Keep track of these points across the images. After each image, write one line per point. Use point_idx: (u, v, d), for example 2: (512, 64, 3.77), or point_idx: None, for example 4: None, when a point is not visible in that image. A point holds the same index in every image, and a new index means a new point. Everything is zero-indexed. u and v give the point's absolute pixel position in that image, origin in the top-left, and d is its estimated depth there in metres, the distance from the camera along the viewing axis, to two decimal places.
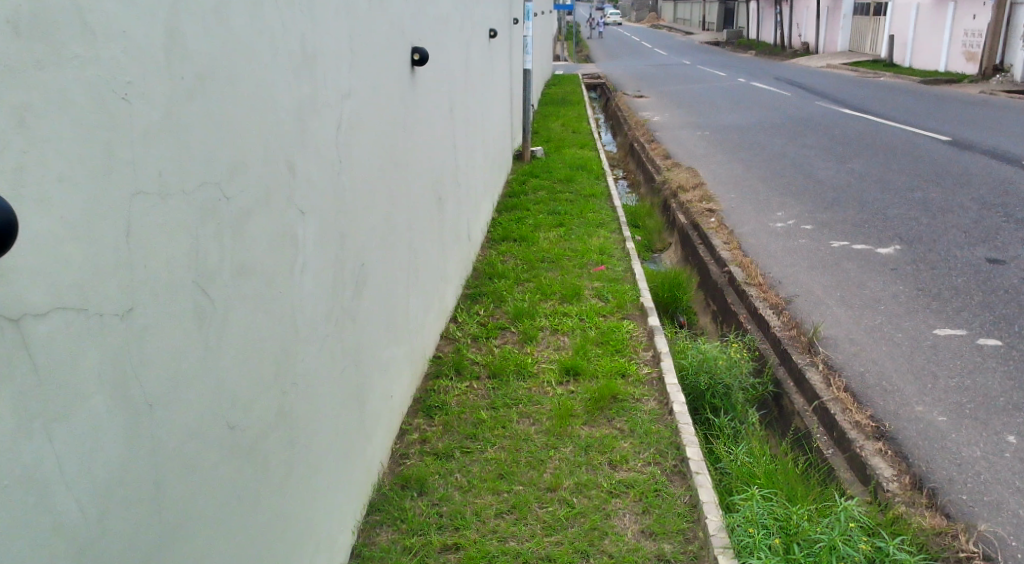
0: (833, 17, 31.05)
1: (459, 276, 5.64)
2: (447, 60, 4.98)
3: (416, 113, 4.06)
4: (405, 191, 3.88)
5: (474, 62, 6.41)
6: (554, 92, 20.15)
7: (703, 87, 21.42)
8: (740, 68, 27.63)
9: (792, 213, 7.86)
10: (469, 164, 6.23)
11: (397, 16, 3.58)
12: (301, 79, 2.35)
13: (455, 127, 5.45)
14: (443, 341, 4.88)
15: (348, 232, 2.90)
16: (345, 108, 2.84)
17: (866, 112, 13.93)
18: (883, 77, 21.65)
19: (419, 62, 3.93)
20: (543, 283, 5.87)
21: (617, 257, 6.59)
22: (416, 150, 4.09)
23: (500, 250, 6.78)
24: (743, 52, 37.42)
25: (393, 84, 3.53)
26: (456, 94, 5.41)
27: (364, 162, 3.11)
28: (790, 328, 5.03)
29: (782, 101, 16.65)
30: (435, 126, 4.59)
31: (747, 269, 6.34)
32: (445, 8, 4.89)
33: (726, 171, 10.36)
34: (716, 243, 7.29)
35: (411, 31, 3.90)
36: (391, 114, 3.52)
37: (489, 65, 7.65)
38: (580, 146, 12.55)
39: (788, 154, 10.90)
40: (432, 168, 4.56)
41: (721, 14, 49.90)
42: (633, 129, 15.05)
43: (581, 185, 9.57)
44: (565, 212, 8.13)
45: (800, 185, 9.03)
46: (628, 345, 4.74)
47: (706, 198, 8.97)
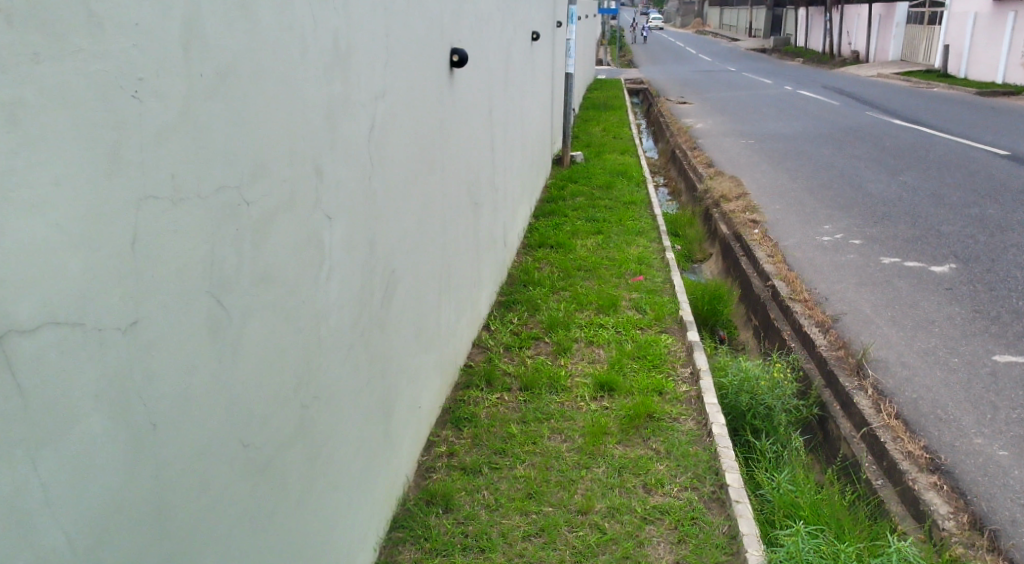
0: (884, 26, 30.37)
1: (494, 283, 5.52)
2: (487, 62, 4.88)
3: (453, 116, 3.95)
4: (440, 195, 3.77)
5: (516, 65, 6.30)
6: (596, 97, 19.98)
7: (749, 94, 21.07)
8: (787, 75, 27.14)
9: (840, 227, 7.61)
10: (507, 168, 6.12)
11: (436, 16, 3.48)
12: (332, 78, 2.24)
13: (493, 131, 5.34)
14: (475, 350, 4.76)
15: (379, 238, 2.79)
16: (379, 109, 2.74)
17: (919, 124, 13.54)
18: (937, 87, 21.07)
19: (458, 63, 3.83)
20: (579, 292, 5.73)
21: (656, 267, 6.41)
22: (453, 155, 3.99)
23: (536, 257, 6.65)
24: (790, 59, 36.83)
25: (431, 86, 3.43)
26: (496, 97, 5.31)
27: (398, 166, 3.00)
28: (837, 348, 4.81)
29: (830, 110, 16.27)
30: (473, 129, 4.48)
31: (792, 284, 6.13)
32: (487, 11, 4.79)
33: (771, 181, 10.10)
34: (759, 256, 7.07)
35: (450, 32, 3.80)
36: (428, 117, 3.41)
37: (531, 68, 7.54)
38: (621, 152, 12.37)
39: (836, 165, 10.60)
40: (469, 173, 4.45)
41: (769, 20, 49.21)
42: (675, 135, 14.81)
43: (621, 191, 9.40)
44: (604, 219, 7.97)
45: (849, 197, 8.75)
46: (665, 361, 4.57)
47: (750, 208, 8.74)
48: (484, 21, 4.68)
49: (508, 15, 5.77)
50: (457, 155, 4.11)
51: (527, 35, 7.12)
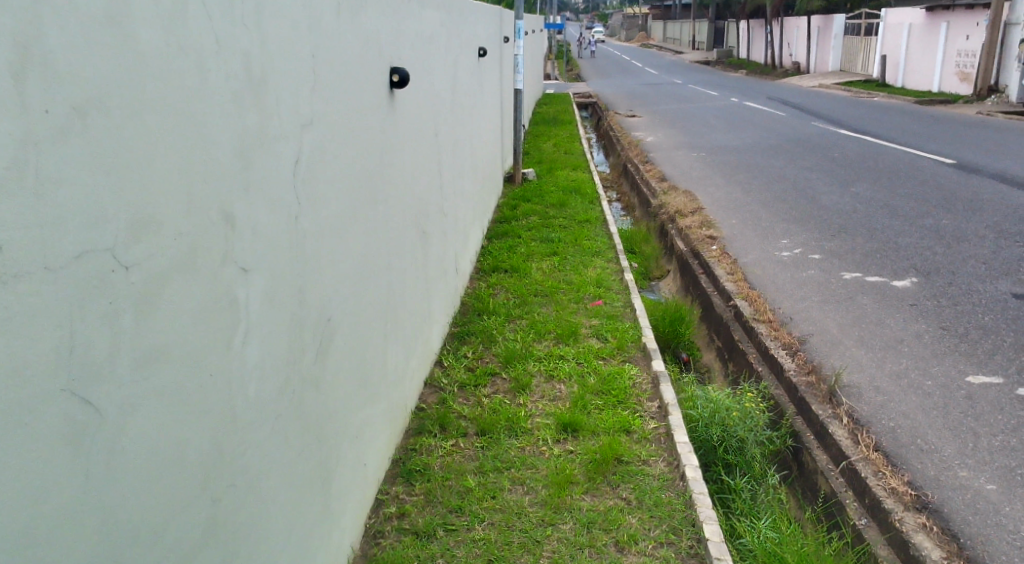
0: (823, 37, 31.00)
1: (445, 314, 5.19)
2: (431, 81, 4.57)
3: (395, 141, 3.63)
4: (382, 229, 3.44)
5: (462, 83, 6.02)
6: (546, 112, 19.87)
7: (697, 106, 21.19)
8: (732, 87, 27.48)
9: (798, 241, 7.48)
10: (456, 191, 5.81)
11: (371, 33, 3.16)
12: (244, 106, 1.91)
13: (441, 154, 5.04)
14: (427, 390, 4.42)
15: (311, 285, 2.45)
16: (306, 139, 2.41)
17: (865, 133, 13.65)
18: (878, 97, 21.47)
19: (398, 84, 3.51)
20: (536, 320, 5.44)
21: (615, 290, 6.17)
22: (396, 183, 3.66)
23: (490, 283, 6.34)
24: (734, 71, 37.41)
25: (367, 109, 3.10)
26: (442, 117, 5.01)
27: (331, 202, 2.67)
28: (807, 373, 4.61)
29: (778, 122, 16.38)
30: (418, 154, 4.17)
31: (755, 304, 5.94)
32: (429, 27, 4.50)
33: (725, 195, 9.99)
34: (719, 274, 6.89)
35: (388, 49, 3.48)
36: (365, 143, 3.08)
37: (478, 86, 7.27)
38: (573, 168, 12.19)
39: (788, 177, 10.55)
40: (415, 201, 4.14)
41: (711, 33, 50.05)
42: (626, 149, 14.71)
43: (575, 209, 9.18)
44: (558, 240, 7.72)
45: (804, 210, 8.66)
46: (631, 395, 4.29)
47: (706, 224, 8.59)
48: (425, 37, 4.38)
49: (453, 31, 5.49)
50: (401, 183, 3.78)
51: (474, 52, 6.85)
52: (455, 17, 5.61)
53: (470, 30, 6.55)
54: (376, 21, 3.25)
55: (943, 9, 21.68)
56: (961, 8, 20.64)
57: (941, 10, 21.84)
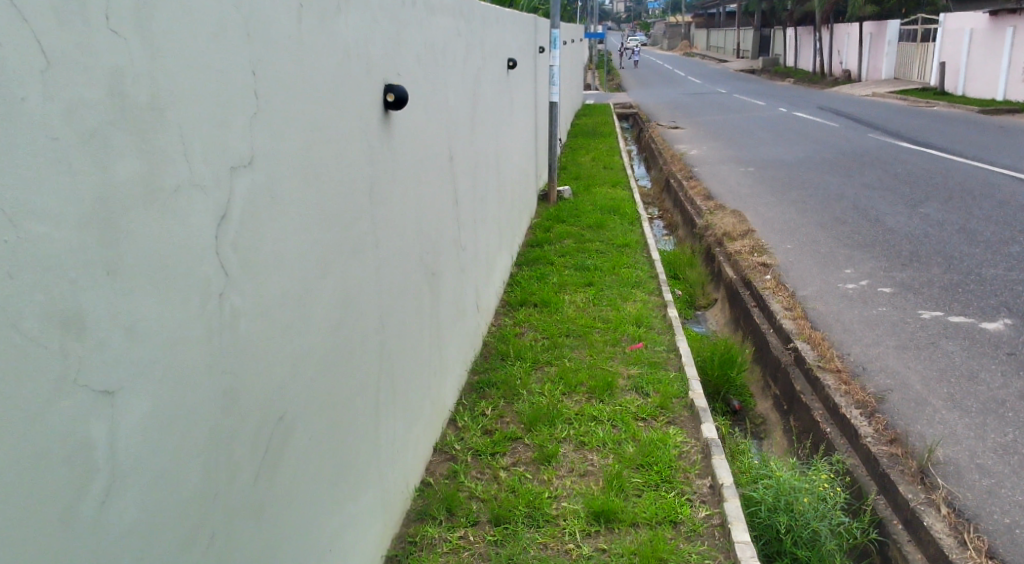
0: (875, 44, 29.82)
1: (462, 363, 4.55)
2: (444, 99, 3.97)
3: (391, 171, 3.02)
4: (371, 280, 2.82)
5: (485, 99, 5.43)
6: (585, 123, 19.22)
7: (744, 116, 20.34)
8: (780, 97, 26.51)
9: (863, 271, 6.69)
10: (477, 218, 5.19)
11: (355, 44, 2.56)
12: (114, 150, 1.29)
13: (456, 181, 4.42)
14: (436, 458, 3.77)
15: (251, 378, 1.83)
16: (245, 187, 1.79)
17: (929, 146, 12.73)
18: (937, 106, 20.38)
19: (394, 105, 2.91)
20: (567, 369, 4.77)
21: (657, 329, 5.48)
22: (390, 221, 3.04)
23: (516, 321, 5.69)
24: (780, 80, 36.36)
25: (347, 139, 2.49)
26: (459, 139, 4.41)
27: (288, 260, 2.04)
28: (889, 442, 3.85)
29: (831, 134, 15.50)
30: (424, 185, 3.55)
31: (819, 348, 5.18)
32: (441, 36, 3.89)
33: (778, 216, 9.21)
34: (775, 309, 6.14)
35: (381, 62, 2.87)
36: (343, 181, 2.46)
37: (507, 100, 6.67)
38: (612, 185, 11.50)
39: (847, 196, 9.72)
40: (420, 241, 3.52)
41: (756, 41, 48.94)
42: (669, 163, 13.98)
43: (614, 232, 8.51)
44: (594, 268, 7.05)
45: (867, 234, 7.86)
46: (676, 471, 3.60)
47: (757, 249, 7.83)
48: (437, 47, 3.79)
49: (473, 41, 4.89)
50: (399, 222, 3.16)
51: (501, 65, 6.25)
52: (476, 26, 5.02)
53: (495, 40, 5.94)
54: (363, 30, 2.64)
55: (1007, 13, 20.50)
56: None
57: (1006, 14, 20.65)
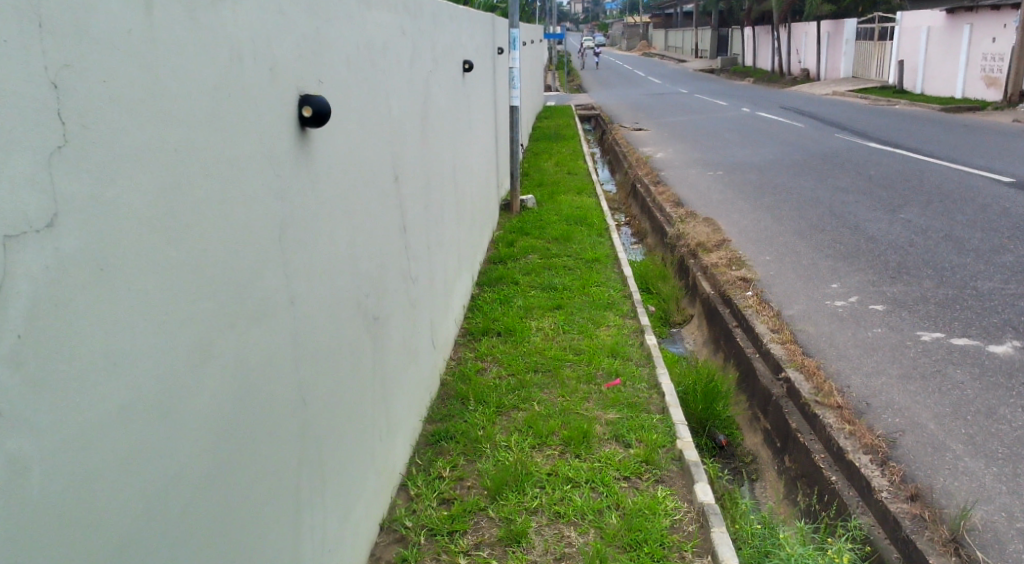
0: (834, 42, 29.80)
1: (415, 413, 3.94)
2: (385, 109, 3.35)
3: (312, 204, 2.39)
4: (284, 347, 2.19)
5: (438, 107, 4.82)
6: (547, 126, 18.68)
7: (708, 117, 19.99)
8: (742, 96, 26.28)
9: (851, 286, 6.22)
10: (431, 242, 4.58)
11: (252, 46, 1.95)
12: None
13: (404, 204, 3.80)
14: (383, 539, 3.15)
15: (62, 553, 1.21)
16: (39, 267, 1.18)
17: (899, 146, 12.43)
18: (899, 105, 20.23)
19: (313, 120, 2.30)
20: (537, 414, 4.19)
21: (635, 362, 4.93)
22: (312, 266, 2.40)
23: (479, 355, 5.10)
24: (741, 80, 36.30)
25: (241, 171, 1.87)
26: (405, 155, 3.80)
27: (134, 357, 1.41)
28: (910, 499, 3.33)
29: (798, 134, 15.15)
30: (360, 216, 2.93)
31: (815, 379, 4.65)
32: (379, 35, 3.27)
33: (753, 224, 8.74)
34: (761, 331, 5.63)
35: (294, 65, 2.25)
36: (233, 227, 1.84)
37: (462, 108, 6.07)
38: (577, 192, 10.96)
39: (823, 201, 9.29)
40: (357, 284, 2.90)
41: (715, 41, 49.01)
42: (635, 167, 13.50)
43: (582, 245, 7.96)
44: (563, 288, 6.49)
45: (849, 244, 7.42)
46: (669, 550, 3.03)
47: (735, 262, 7.34)
48: (375, 46, 3.18)
49: (422, 41, 4.28)
50: (325, 263, 2.53)
51: (455, 67, 5.63)
52: (425, 24, 4.41)
53: (448, 41, 5.34)
54: (264, 25, 2.03)
55: (965, 11, 20.44)
56: (985, 9, 19.42)
57: (963, 12, 20.59)
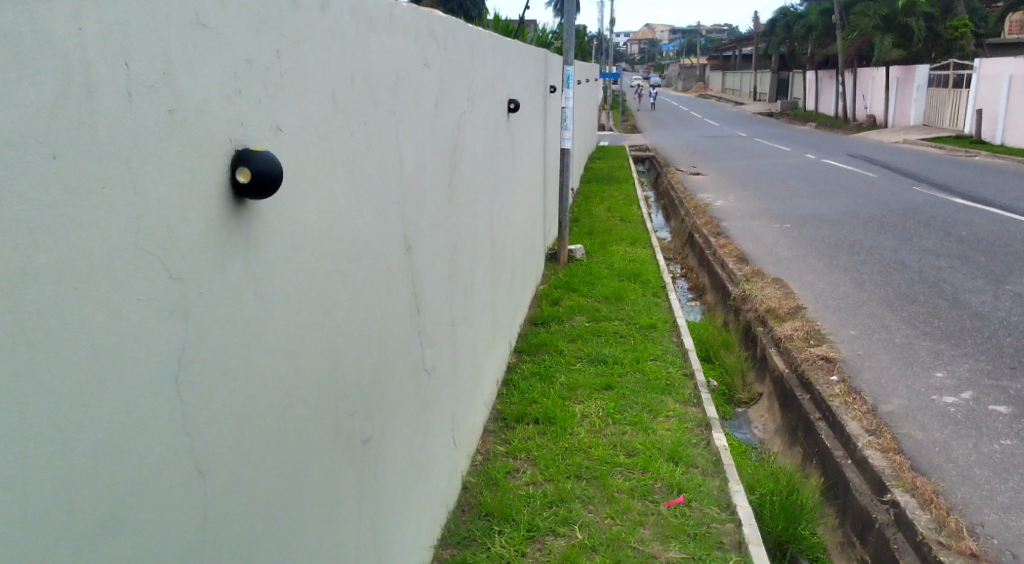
0: (903, 89, 28.59)
1: (422, 542, 3.09)
2: (392, 163, 2.57)
3: (253, 311, 1.59)
4: (188, 551, 1.38)
5: (471, 155, 4.04)
6: (601, 167, 17.90)
7: (770, 163, 19.02)
8: (805, 142, 25.21)
9: (960, 377, 5.24)
10: (456, 318, 3.76)
11: (122, 75, 1.17)
12: None
13: (418, 279, 3.01)
14: None
15: None
16: None
17: (988, 204, 11.34)
18: (978, 157, 19.00)
19: (253, 189, 1.49)
20: (579, 545, 3.32)
21: (703, 471, 4.02)
22: (249, 405, 1.59)
23: (510, 449, 4.24)
24: (802, 125, 35.19)
25: (73, 287, 1.08)
26: (422, 219, 3.02)
27: None
28: None
29: (872, 185, 14.12)
30: (342, 312, 2.12)
31: (933, 510, 3.69)
32: (389, 68, 2.50)
33: (830, 288, 7.78)
34: (852, 429, 4.66)
35: (225, 107, 1.46)
36: (50, 389, 1.04)
37: (504, 153, 5.29)
38: (630, 242, 10.10)
39: (910, 266, 8.28)
40: (332, 407, 2.08)
41: (775, 84, 48.03)
42: (692, 215, 12.61)
43: (636, 307, 7.09)
44: (614, 363, 5.62)
45: (949, 321, 6.42)
46: None
47: (813, 336, 6.38)
48: (379, 81, 2.40)
49: (454, 76, 3.52)
50: (276, 393, 1.72)
51: (496, 108, 4.87)
52: (459, 56, 3.64)
53: (489, 76, 4.58)
54: (155, 39, 1.24)
55: None
56: None
57: None
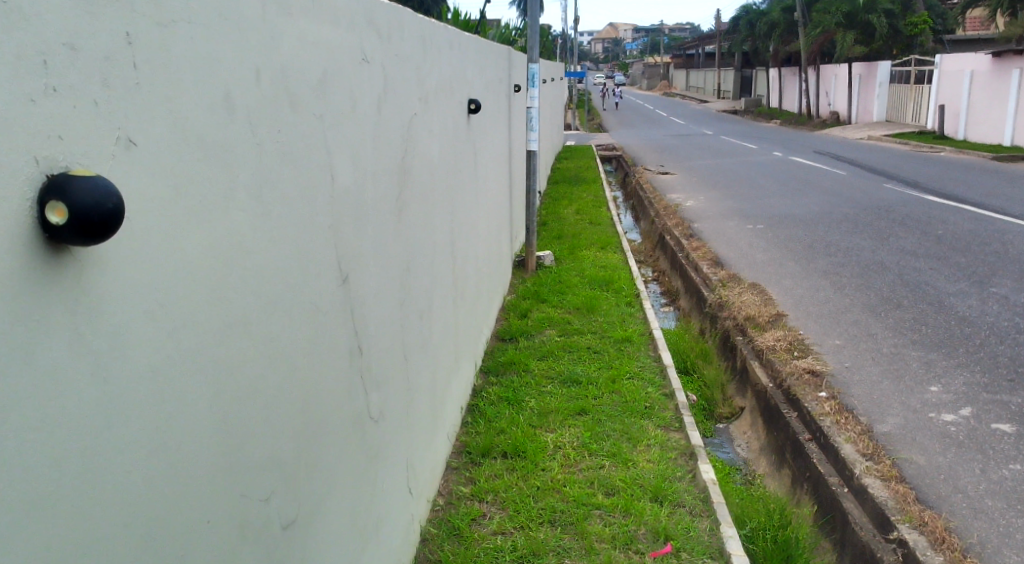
0: (867, 85, 28.66)
1: None
2: (320, 177, 2.11)
3: (94, 401, 1.13)
4: None
5: (425, 163, 3.59)
6: (569, 168, 17.51)
7: (739, 161, 18.80)
8: (772, 139, 25.10)
9: (957, 391, 4.92)
10: (409, 349, 3.30)
11: None
12: None
13: (361, 312, 2.55)
14: None
15: None
16: None
17: (961, 201, 11.16)
18: (944, 152, 18.99)
19: (77, 232, 1.05)
20: None
21: (691, 512, 3.63)
22: (101, 533, 1.14)
23: (475, 490, 3.80)
24: (767, 122, 35.24)
25: None
26: (364, 241, 2.57)
27: None
28: None
29: (842, 183, 13.93)
30: (249, 376, 1.66)
31: (947, 552, 3.34)
32: (313, 65, 2.05)
33: (809, 293, 7.46)
34: (846, 454, 4.29)
35: (22, 117, 1.01)
36: None
37: (464, 159, 4.84)
38: (601, 247, 9.71)
39: (890, 267, 8.00)
40: (237, 496, 1.62)
41: (738, 81, 48.18)
42: (663, 216, 12.27)
43: (609, 318, 6.68)
44: (587, 383, 5.21)
45: (937, 327, 6.13)
46: None
47: (797, 347, 6.03)
48: (298, 78, 1.94)
49: (401, 73, 3.07)
50: (144, 508, 1.27)
51: (454, 109, 4.42)
52: (408, 51, 3.19)
53: (445, 74, 4.12)
54: None
55: (1013, 54, 19.24)
56: None
57: (1011, 56, 19.39)
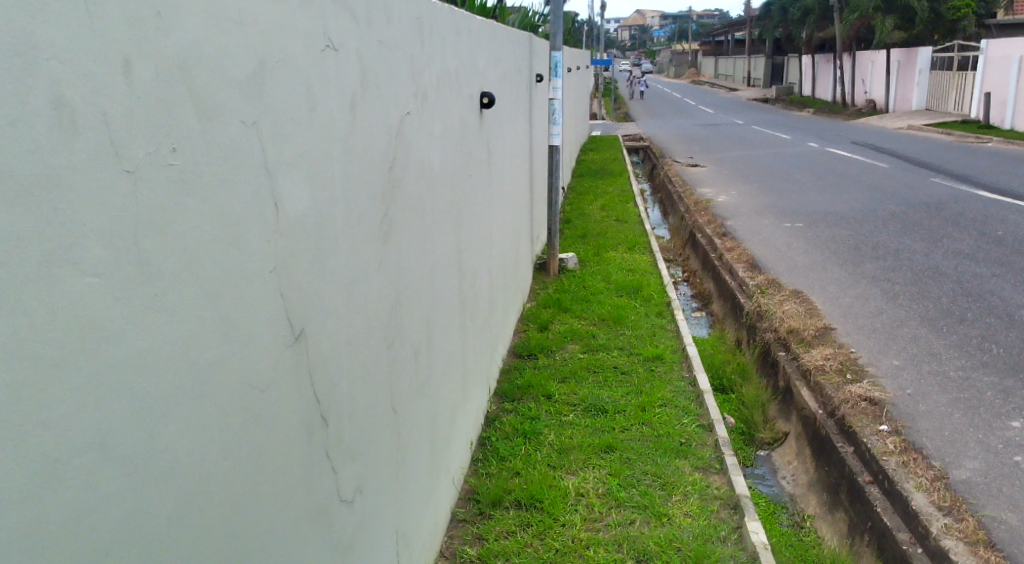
0: (905, 73, 27.59)
1: None
2: (258, 206, 1.55)
3: None
4: None
5: (423, 172, 3.03)
6: (594, 160, 16.83)
7: (772, 152, 18.00)
8: (806, 129, 24.17)
9: None
10: (400, 398, 2.72)
11: None
12: None
13: (329, 372, 2.00)
14: None
15: None
16: None
17: (1017, 198, 10.40)
18: (991, 143, 18.05)
19: None
20: None
21: None
22: None
23: (483, 553, 3.24)
24: (800, 111, 34.21)
25: None
26: (333, 281, 2.01)
27: None
28: None
29: (885, 176, 13.16)
30: (117, 511, 1.13)
31: None
32: (245, 58, 1.50)
33: (859, 302, 6.82)
34: (919, 506, 3.67)
35: None
36: None
37: (475, 160, 4.26)
38: (628, 247, 9.09)
39: (946, 273, 7.32)
40: None
41: (768, 69, 47.06)
42: (694, 212, 11.58)
43: (638, 332, 6.08)
44: (615, 413, 4.62)
45: (1009, 346, 5.48)
46: None
47: (850, 368, 5.38)
48: (214, 77, 1.38)
49: (390, 65, 2.51)
50: None
51: (462, 104, 3.85)
52: (399, 39, 2.63)
53: (450, 65, 3.55)
54: None
55: None
56: None
57: None
